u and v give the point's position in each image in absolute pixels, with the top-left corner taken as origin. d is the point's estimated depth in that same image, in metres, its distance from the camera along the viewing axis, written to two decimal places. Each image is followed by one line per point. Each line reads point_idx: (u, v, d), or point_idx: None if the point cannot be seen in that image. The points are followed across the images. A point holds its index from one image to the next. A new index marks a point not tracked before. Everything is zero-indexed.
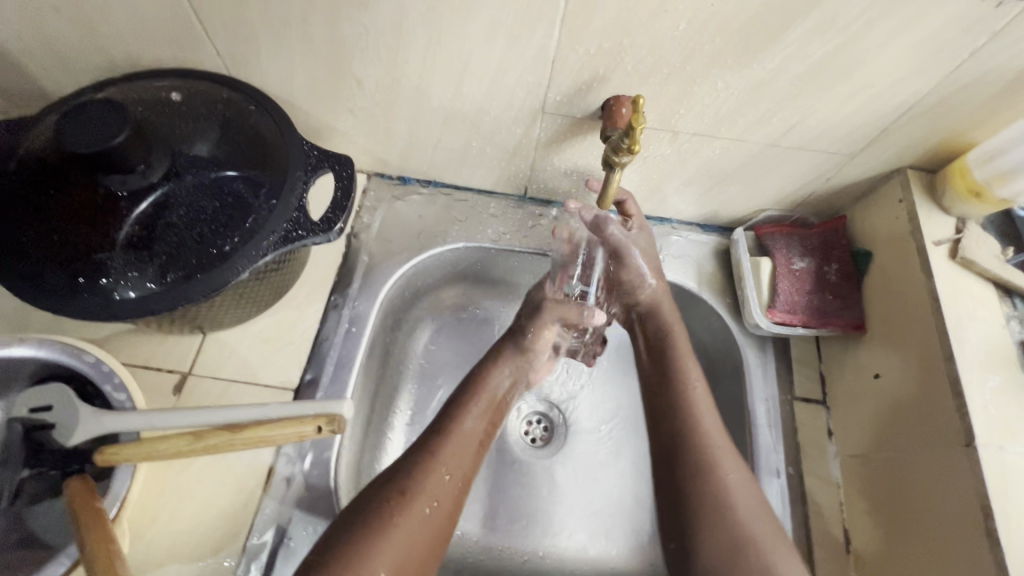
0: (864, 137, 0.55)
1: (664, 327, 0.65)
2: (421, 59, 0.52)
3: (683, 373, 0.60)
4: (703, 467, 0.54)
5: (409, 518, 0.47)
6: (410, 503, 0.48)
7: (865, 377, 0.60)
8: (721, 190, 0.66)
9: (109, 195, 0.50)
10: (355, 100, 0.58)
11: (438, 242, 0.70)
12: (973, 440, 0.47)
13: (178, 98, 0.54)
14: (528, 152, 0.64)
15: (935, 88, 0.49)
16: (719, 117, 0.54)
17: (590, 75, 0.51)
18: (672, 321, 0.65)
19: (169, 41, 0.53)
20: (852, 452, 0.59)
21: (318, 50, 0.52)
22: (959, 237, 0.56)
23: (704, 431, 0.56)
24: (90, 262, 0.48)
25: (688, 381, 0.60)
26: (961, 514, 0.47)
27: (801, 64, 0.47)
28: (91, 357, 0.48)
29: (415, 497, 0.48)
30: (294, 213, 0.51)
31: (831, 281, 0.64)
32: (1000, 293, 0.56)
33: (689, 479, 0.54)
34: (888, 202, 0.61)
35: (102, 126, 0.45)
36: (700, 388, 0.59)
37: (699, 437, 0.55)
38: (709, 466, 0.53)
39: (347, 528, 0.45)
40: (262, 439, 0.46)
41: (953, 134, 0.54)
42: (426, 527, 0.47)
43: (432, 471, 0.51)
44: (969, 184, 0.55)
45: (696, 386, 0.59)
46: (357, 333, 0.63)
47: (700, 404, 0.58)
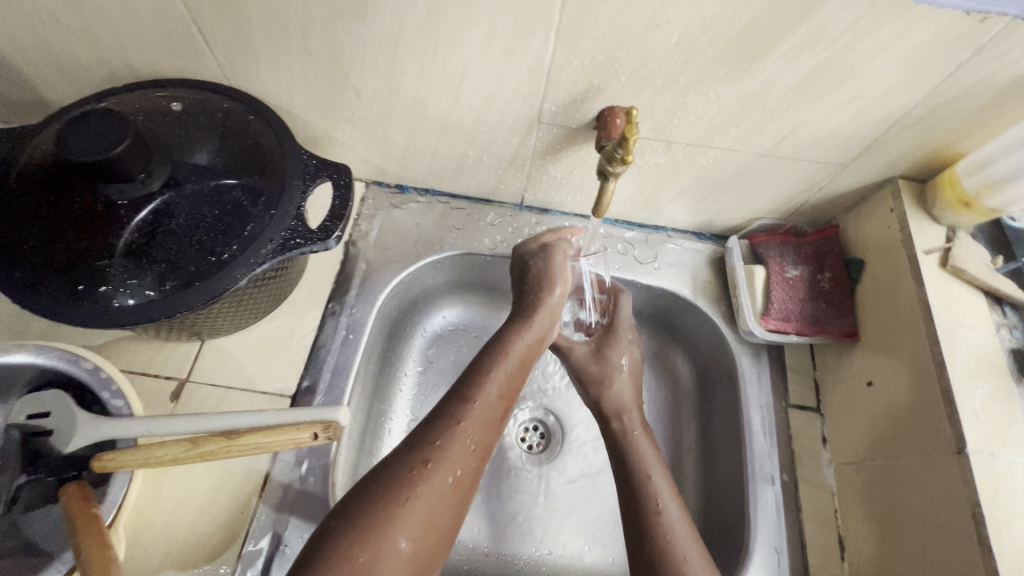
0: (854, 147, 0.56)
1: (621, 431, 0.59)
2: (419, 70, 0.53)
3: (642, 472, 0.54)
4: None
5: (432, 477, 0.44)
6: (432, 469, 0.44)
7: (859, 385, 0.60)
8: (716, 199, 0.66)
9: (108, 204, 0.52)
10: (353, 110, 0.59)
11: (435, 249, 0.70)
12: (964, 447, 0.48)
13: (178, 107, 0.54)
14: (525, 161, 0.64)
15: (923, 100, 0.49)
16: (712, 128, 0.55)
17: (584, 87, 0.52)
18: (633, 424, 0.59)
19: (172, 51, 0.53)
20: (846, 459, 0.59)
21: (317, 60, 0.53)
22: (949, 246, 0.57)
23: (670, 541, 0.49)
24: (88, 269, 0.49)
25: (658, 504, 0.52)
26: (952, 521, 0.48)
27: (791, 76, 0.48)
28: (89, 364, 0.48)
29: (438, 462, 0.44)
30: (292, 221, 0.51)
31: (824, 289, 0.65)
32: (990, 302, 0.56)
33: None
34: (879, 211, 0.62)
35: (102, 136, 0.46)
36: (668, 496, 0.52)
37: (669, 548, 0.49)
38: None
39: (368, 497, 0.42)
40: (259, 446, 0.46)
41: (943, 144, 0.55)
42: (454, 490, 0.44)
43: (458, 438, 0.46)
44: (959, 194, 0.56)
45: (662, 493, 0.53)
46: (355, 340, 0.63)
47: (670, 514, 0.51)
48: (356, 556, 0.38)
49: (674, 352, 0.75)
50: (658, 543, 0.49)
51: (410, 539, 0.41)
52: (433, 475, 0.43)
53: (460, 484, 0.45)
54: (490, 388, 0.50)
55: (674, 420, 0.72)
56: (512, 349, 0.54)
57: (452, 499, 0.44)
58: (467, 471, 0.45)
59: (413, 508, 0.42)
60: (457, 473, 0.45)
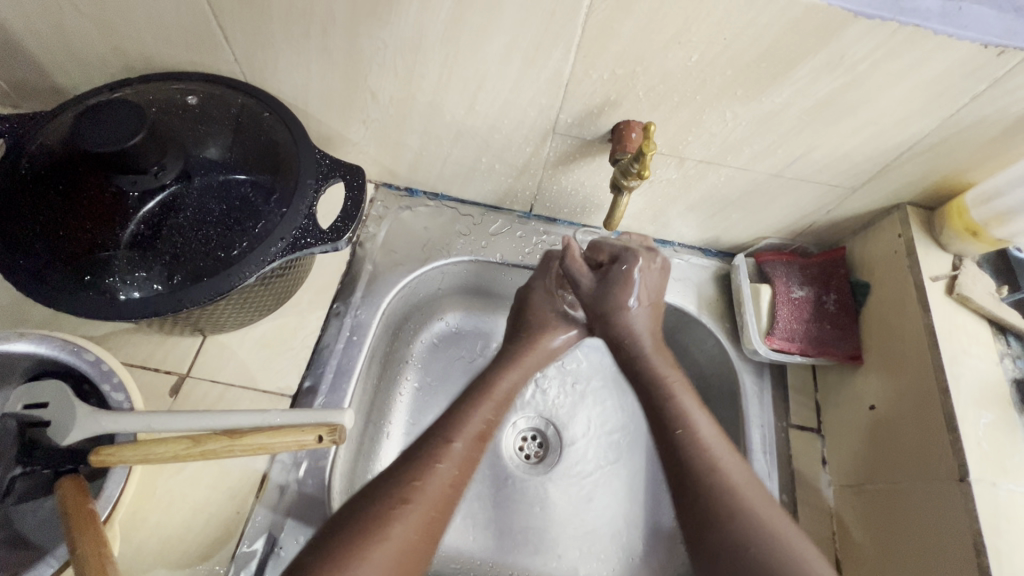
0: (865, 171, 0.56)
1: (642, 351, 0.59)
2: (437, 75, 0.53)
3: (679, 406, 0.53)
4: (719, 515, 0.45)
5: (409, 516, 0.44)
6: (409, 510, 0.44)
7: (860, 408, 0.60)
8: (724, 216, 0.67)
9: (119, 194, 0.51)
10: (368, 112, 0.59)
11: (442, 254, 0.70)
12: (967, 475, 0.48)
13: (194, 101, 0.54)
14: (536, 170, 0.64)
15: (938, 127, 0.50)
16: (725, 146, 0.55)
17: (601, 100, 0.52)
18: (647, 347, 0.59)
19: (190, 46, 0.53)
20: (847, 482, 0.59)
21: (336, 60, 0.53)
22: (955, 274, 0.58)
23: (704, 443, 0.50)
24: (93, 259, 0.49)
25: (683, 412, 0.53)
26: (953, 549, 0.48)
27: (807, 99, 0.49)
28: (91, 356, 0.47)
29: (416, 499, 0.45)
30: (303, 219, 0.51)
31: (829, 311, 0.65)
32: (995, 331, 0.57)
33: (707, 526, 0.45)
34: (886, 236, 0.62)
35: (119, 126, 0.45)
36: (698, 414, 0.53)
37: (713, 472, 0.47)
38: (721, 505, 0.45)
39: (346, 528, 0.42)
40: (261, 446, 0.45)
41: (953, 174, 0.56)
42: (425, 532, 0.44)
43: (432, 474, 0.48)
44: (966, 223, 0.56)
45: (692, 412, 0.53)
46: (358, 343, 0.63)
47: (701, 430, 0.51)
48: None
49: None
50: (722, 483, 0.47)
51: None
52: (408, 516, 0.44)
53: (401, 571, 0.42)
54: (462, 432, 0.52)
55: (655, 429, 0.75)
56: (497, 393, 0.57)
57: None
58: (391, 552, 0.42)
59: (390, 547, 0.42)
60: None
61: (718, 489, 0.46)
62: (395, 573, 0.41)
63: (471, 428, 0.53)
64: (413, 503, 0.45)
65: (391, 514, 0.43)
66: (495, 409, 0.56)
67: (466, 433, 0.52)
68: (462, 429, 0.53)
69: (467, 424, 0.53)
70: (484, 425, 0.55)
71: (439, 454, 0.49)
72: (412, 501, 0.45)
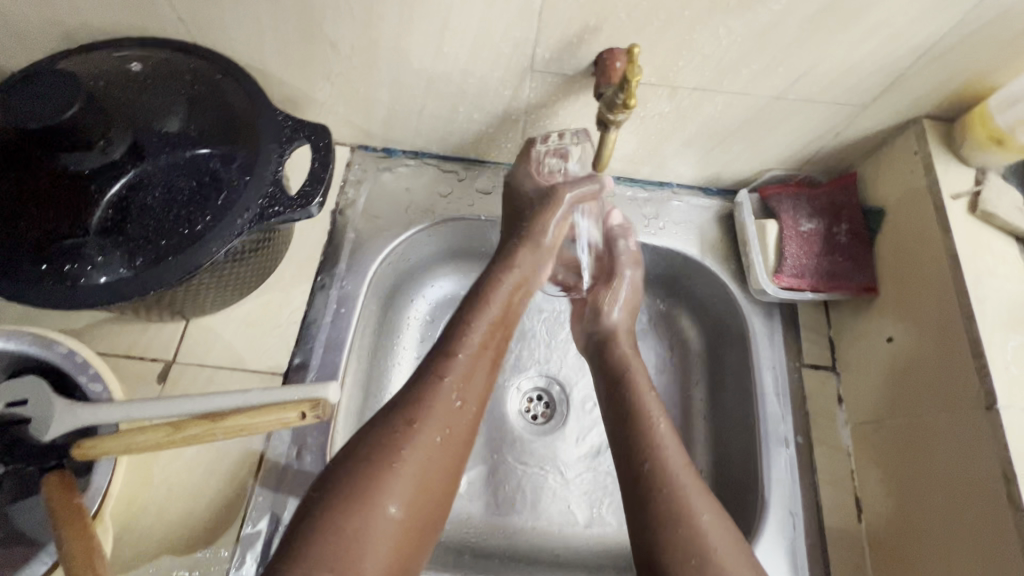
0: (877, 85, 0.51)
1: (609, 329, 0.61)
2: (398, 15, 0.48)
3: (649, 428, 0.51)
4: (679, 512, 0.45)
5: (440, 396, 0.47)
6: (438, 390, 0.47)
7: (877, 341, 0.57)
8: (724, 149, 0.62)
9: (77, 178, 0.49)
10: (330, 66, 0.55)
11: (428, 216, 0.67)
12: (994, 402, 0.45)
13: (139, 69, 0.51)
14: (518, 115, 0.60)
15: (958, 24, 0.44)
16: (720, 69, 0.50)
17: (580, 27, 0.47)
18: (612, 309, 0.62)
19: (127, 6, 0.49)
20: (864, 418, 0.57)
21: (286, 9, 0.48)
22: (978, 190, 0.53)
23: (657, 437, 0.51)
24: (60, 247, 0.47)
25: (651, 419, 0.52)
26: (977, 479, 0.45)
27: (809, 4, 0.43)
28: (64, 348, 0.45)
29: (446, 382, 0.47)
30: (269, 188, 0.47)
31: (841, 242, 0.61)
32: (1021, 249, 0.52)
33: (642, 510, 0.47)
34: (901, 155, 0.58)
35: (53, 100, 0.42)
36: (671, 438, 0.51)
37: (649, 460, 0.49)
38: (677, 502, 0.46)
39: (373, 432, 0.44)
40: (244, 427, 0.43)
41: (974, 78, 0.50)
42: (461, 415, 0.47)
43: (453, 361, 0.49)
44: (990, 132, 0.51)
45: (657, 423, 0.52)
46: (346, 315, 0.60)
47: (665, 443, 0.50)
48: (368, 488, 0.41)
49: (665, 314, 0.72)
50: (664, 501, 0.46)
51: (427, 462, 0.44)
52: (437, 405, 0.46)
53: (423, 493, 0.43)
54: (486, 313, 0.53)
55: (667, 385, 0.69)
56: (495, 302, 0.54)
57: (409, 525, 0.42)
58: (416, 484, 0.42)
59: (427, 426, 0.45)
60: (411, 501, 0.42)
61: (658, 486, 0.47)
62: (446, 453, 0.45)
63: (474, 343, 0.51)
64: (426, 427, 0.45)
65: (403, 443, 0.44)
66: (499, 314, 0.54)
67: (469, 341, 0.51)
68: (464, 346, 0.50)
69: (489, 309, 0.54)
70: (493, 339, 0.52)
71: (443, 370, 0.48)
72: (422, 423, 0.44)
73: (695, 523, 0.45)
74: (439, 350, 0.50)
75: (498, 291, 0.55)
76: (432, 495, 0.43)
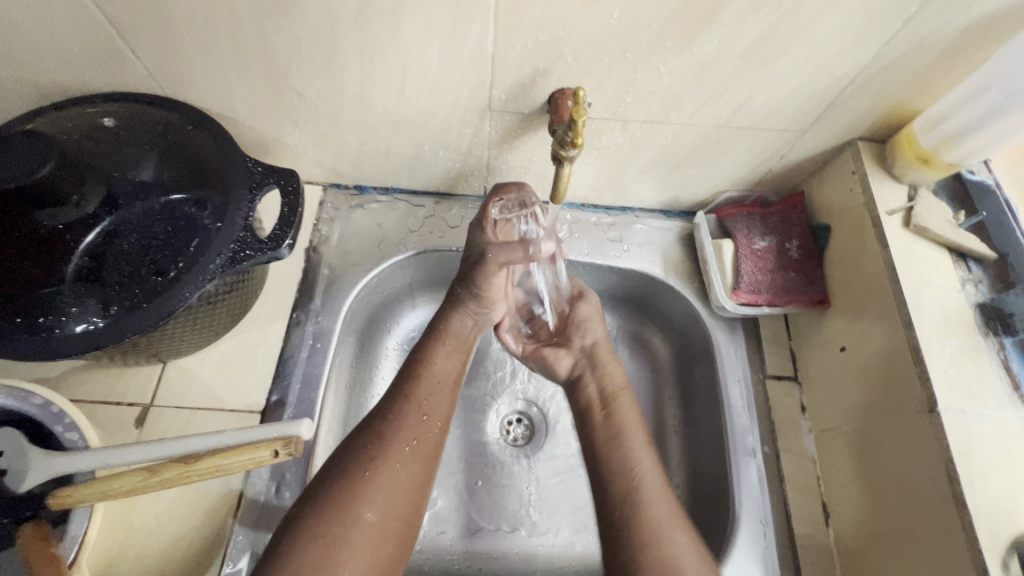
0: (811, 112, 0.55)
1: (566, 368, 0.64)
2: (359, 65, 0.51)
3: (627, 453, 0.54)
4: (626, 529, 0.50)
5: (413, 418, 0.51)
6: (408, 411, 0.51)
7: (832, 350, 0.60)
8: (679, 175, 0.65)
9: (52, 231, 0.51)
10: (298, 113, 0.57)
11: (400, 249, 0.69)
12: (935, 405, 0.48)
13: (111, 123, 0.52)
14: (481, 151, 0.63)
15: (875, 57, 0.48)
16: (666, 103, 0.54)
17: (531, 71, 0.50)
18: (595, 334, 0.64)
19: (98, 66, 0.51)
20: (825, 426, 0.59)
21: (252, 64, 0.51)
22: (911, 205, 0.57)
23: (637, 468, 0.53)
24: (34, 297, 0.48)
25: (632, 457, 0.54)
26: (927, 479, 0.48)
27: (738, 44, 0.47)
28: (38, 400, 0.46)
29: (413, 405, 0.51)
30: (240, 233, 0.49)
31: (793, 258, 0.64)
32: (955, 258, 0.56)
33: (621, 527, 0.50)
34: (842, 174, 0.61)
35: (24, 160, 0.44)
36: (643, 452, 0.54)
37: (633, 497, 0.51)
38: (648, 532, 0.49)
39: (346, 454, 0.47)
40: (219, 468, 0.44)
41: (899, 103, 0.54)
42: (426, 433, 0.51)
43: (417, 391, 0.53)
44: (917, 151, 0.56)
45: (637, 449, 0.55)
46: (322, 349, 0.62)
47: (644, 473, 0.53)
48: (341, 502, 0.44)
49: (637, 332, 0.75)
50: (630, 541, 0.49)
51: (399, 482, 0.47)
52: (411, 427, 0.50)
53: (399, 497, 0.46)
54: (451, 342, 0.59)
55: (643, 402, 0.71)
56: (452, 333, 0.59)
57: (386, 528, 0.45)
58: (394, 486, 0.46)
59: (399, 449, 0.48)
60: (387, 507, 0.45)
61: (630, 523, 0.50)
62: (418, 476, 0.48)
63: (436, 369, 0.55)
64: (393, 442, 0.48)
65: (376, 457, 0.47)
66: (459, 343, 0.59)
67: (434, 372, 0.55)
68: (426, 373, 0.54)
69: (450, 337, 0.59)
70: (454, 367, 0.57)
71: (409, 394, 0.52)
72: (392, 437, 0.48)
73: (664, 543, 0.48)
74: (403, 375, 0.54)
75: (453, 326, 0.60)
76: (410, 498, 0.47)
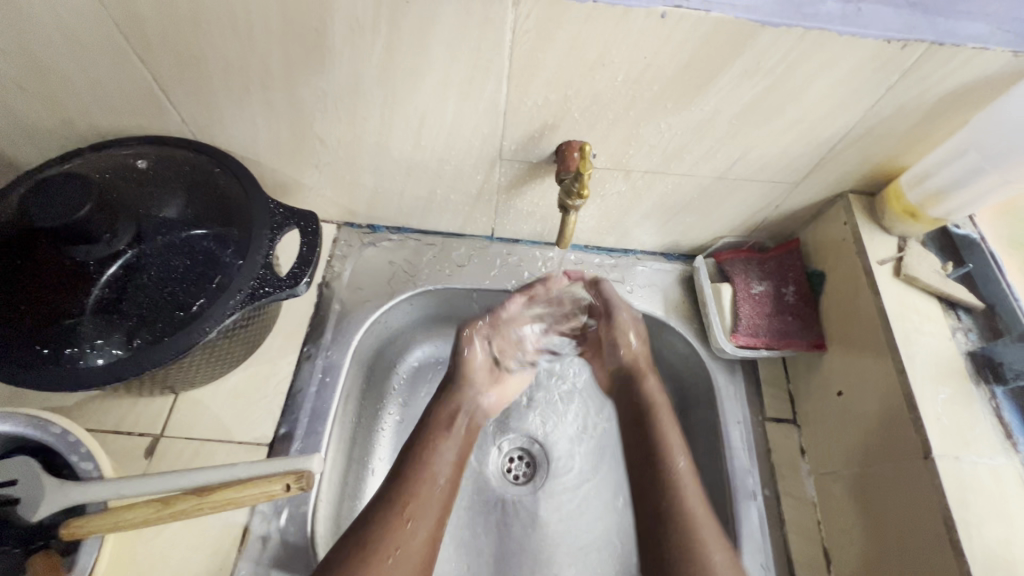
0: (803, 166, 0.58)
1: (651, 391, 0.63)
2: (380, 116, 0.55)
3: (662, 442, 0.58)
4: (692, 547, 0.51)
5: (403, 517, 0.51)
6: (403, 516, 0.51)
7: (830, 394, 0.61)
8: (679, 221, 0.68)
9: (77, 264, 0.51)
10: (318, 157, 0.61)
11: (409, 286, 0.71)
12: (930, 452, 0.49)
13: (144, 165, 0.55)
14: (491, 196, 0.66)
15: (861, 119, 0.52)
16: (666, 156, 0.57)
17: (540, 125, 0.54)
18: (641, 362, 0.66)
19: (135, 113, 0.55)
20: (825, 469, 0.60)
21: (280, 113, 0.55)
22: (901, 255, 0.59)
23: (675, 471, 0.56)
24: (58, 329, 0.50)
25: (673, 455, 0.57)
26: (926, 525, 0.48)
27: (734, 105, 0.51)
28: (57, 429, 0.47)
29: (410, 505, 0.52)
30: (261, 270, 0.52)
31: (789, 302, 0.66)
32: (945, 306, 0.58)
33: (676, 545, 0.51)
34: (834, 224, 0.64)
35: (64, 200, 0.47)
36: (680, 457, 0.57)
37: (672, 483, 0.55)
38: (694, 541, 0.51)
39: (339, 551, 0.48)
40: (230, 501, 0.45)
41: (886, 160, 0.58)
42: (422, 537, 0.51)
43: (415, 490, 0.53)
44: (904, 206, 0.59)
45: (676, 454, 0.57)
46: (331, 383, 0.63)
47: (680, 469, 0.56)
48: None
49: None
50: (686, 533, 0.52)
51: None
52: (397, 528, 0.50)
53: None
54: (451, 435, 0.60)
55: None
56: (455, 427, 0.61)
57: None
58: (409, 562, 0.49)
59: (391, 549, 0.48)
60: None
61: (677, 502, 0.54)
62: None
63: (438, 468, 0.56)
64: (382, 548, 0.48)
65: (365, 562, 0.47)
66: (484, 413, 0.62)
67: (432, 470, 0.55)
68: (427, 472, 0.55)
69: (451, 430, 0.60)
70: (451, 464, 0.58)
71: (402, 494, 0.52)
72: (379, 542, 0.48)
73: (696, 531, 0.52)
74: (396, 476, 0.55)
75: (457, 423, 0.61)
76: None
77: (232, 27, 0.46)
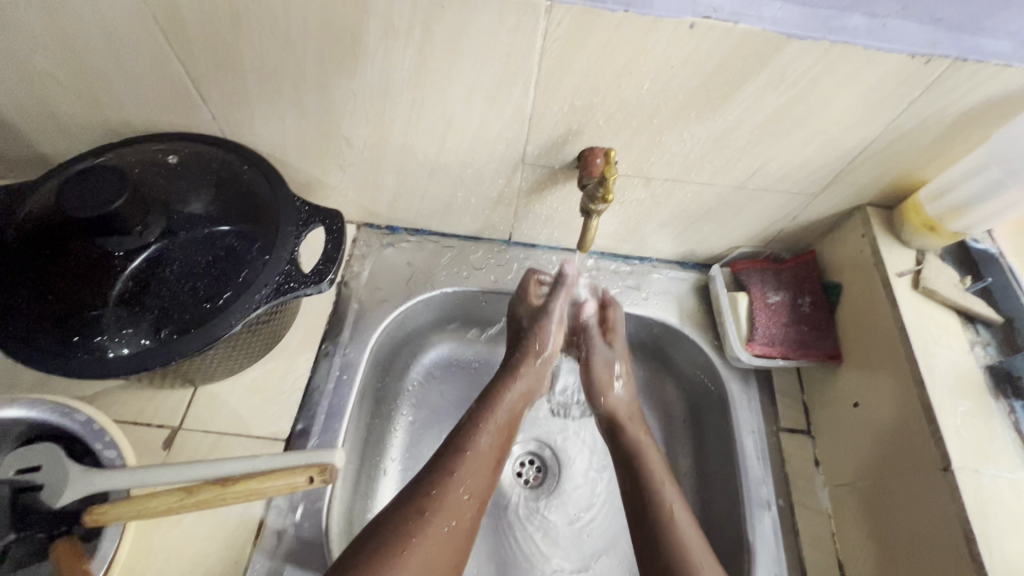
0: (822, 178, 0.59)
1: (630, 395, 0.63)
2: (407, 118, 0.56)
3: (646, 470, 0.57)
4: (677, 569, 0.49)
5: (447, 488, 0.51)
6: (446, 488, 0.51)
7: (846, 405, 0.61)
8: (697, 230, 0.69)
9: (105, 253, 0.52)
10: (344, 158, 0.62)
11: (426, 287, 0.72)
12: (950, 464, 0.49)
13: (175, 160, 0.57)
14: (511, 200, 0.67)
15: (881, 133, 0.53)
16: (687, 164, 0.58)
17: (564, 131, 0.55)
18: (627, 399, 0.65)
19: (168, 110, 0.56)
20: (840, 481, 0.60)
21: (309, 113, 0.56)
22: (919, 268, 0.60)
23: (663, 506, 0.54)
24: (82, 319, 0.50)
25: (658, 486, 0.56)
26: (943, 538, 0.48)
27: (757, 115, 0.51)
28: (82, 416, 0.48)
29: (454, 480, 0.51)
30: (286, 266, 0.53)
31: (805, 313, 0.67)
32: (963, 320, 0.58)
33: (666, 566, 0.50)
34: (851, 236, 0.65)
35: (99, 193, 0.48)
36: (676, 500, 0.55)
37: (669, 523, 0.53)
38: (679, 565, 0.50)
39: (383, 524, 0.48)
40: (253, 491, 0.46)
41: (904, 174, 0.58)
42: (469, 505, 0.51)
43: (461, 467, 0.53)
44: (924, 220, 0.59)
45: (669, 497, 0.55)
46: (348, 381, 0.64)
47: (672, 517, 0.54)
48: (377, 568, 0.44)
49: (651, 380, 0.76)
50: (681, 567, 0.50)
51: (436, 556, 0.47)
52: (443, 498, 0.50)
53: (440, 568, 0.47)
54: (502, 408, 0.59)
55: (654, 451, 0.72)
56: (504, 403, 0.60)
57: None
58: (460, 532, 0.49)
59: (440, 515, 0.49)
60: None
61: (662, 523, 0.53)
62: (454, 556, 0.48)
63: (483, 444, 0.55)
64: (435, 518, 0.48)
65: (415, 528, 0.47)
66: (505, 423, 0.59)
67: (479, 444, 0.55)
68: (472, 446, 0.55)
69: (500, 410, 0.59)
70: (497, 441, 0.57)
71: (452, 465, 0.53)
72: (433, 509, 0.49)
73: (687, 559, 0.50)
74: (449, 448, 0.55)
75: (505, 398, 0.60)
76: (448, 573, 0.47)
77: (269, 28, 0.47)
